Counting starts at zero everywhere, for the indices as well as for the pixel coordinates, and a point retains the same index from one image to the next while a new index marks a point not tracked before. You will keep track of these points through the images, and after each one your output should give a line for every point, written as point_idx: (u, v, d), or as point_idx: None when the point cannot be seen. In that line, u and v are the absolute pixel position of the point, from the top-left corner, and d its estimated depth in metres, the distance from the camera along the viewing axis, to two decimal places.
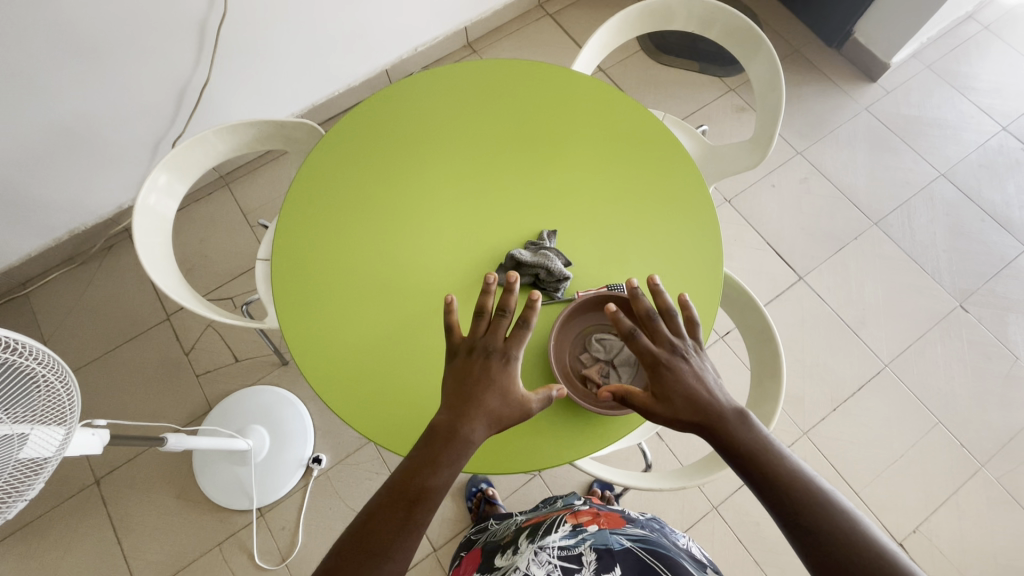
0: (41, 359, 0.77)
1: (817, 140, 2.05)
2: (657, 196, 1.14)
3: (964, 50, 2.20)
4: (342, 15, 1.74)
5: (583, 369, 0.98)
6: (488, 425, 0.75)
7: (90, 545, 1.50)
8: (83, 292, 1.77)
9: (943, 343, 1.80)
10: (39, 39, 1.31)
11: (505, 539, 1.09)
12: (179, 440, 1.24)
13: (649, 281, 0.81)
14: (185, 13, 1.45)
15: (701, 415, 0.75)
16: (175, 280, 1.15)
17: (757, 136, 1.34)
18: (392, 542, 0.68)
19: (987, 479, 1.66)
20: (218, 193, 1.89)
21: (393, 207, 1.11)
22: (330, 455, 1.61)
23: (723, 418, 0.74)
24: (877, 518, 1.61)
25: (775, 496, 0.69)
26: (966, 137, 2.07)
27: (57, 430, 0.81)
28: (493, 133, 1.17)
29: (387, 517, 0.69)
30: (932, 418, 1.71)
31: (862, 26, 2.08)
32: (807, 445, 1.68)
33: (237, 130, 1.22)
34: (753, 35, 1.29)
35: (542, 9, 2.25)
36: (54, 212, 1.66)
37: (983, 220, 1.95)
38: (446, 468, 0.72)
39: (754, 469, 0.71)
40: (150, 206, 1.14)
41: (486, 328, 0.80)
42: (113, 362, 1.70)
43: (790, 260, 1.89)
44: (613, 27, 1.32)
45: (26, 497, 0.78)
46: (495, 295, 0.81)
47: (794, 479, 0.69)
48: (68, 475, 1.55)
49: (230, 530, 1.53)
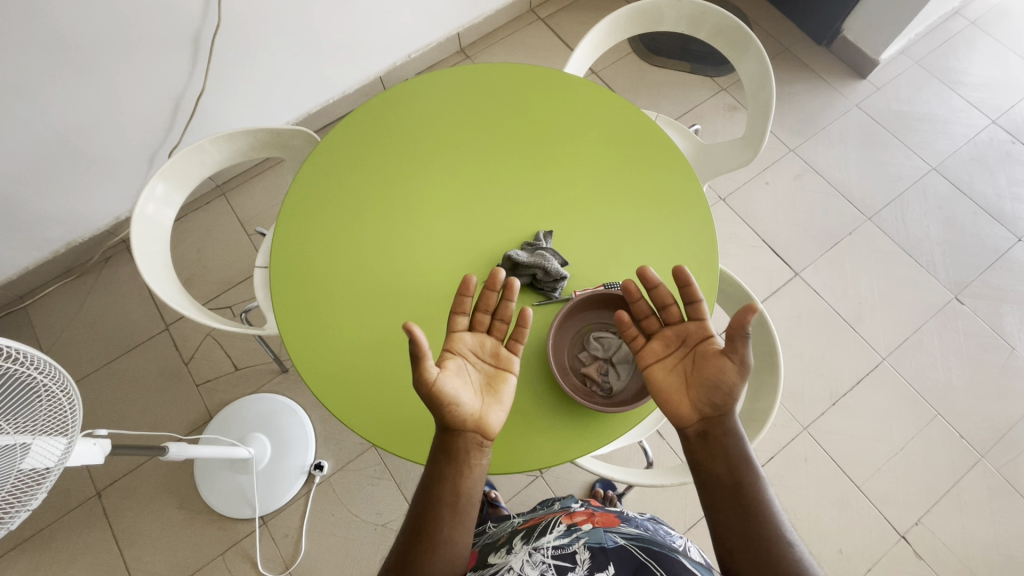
0: (42, 369, 0.77)
1: (809, 137, 2.07)
2: (652, 195, 1.15)
3: (953, 45, 2.23)
4: (337, 24, 1.75)
5: (582, 366, 1.00)
6: (442, 407, 0.80)
7: (92, 557, 1.50)
8: (81, 305, 1.77)
9: (940, 335, 1.81)
10: (34, 51, 1.32)
11: (501, 540, 1.09)
12: (180, 449, 1.23)
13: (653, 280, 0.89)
14: (181, 25, 1.47)
15: (720, 412, 0.80)
16: (174, 289, 1.15)
17: (748, 135, 1.35)
18: (425, 561, 0.74)
19: (987, 471, 1.66)
20: (216, 202, 1.90)
21: (390, 209, 1.11)
22: (332, 462, 1.61)
23: (733, 426, 0.80)
24: (878, 511, 1.61)
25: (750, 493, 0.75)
26: (956, 132, 2.09)
27: (59, 440, 0.82)
28: (487, 134, 1.18)
29: (415, 541, 0.75)
30: (931, 409, 1.72)
31: (850, 24, 2.11)
32: (807, 440, 1.68)
33: (233, 139, 1.22)
34: (742, 34, 1.31)
35: (534, 14, 2.27)
36: (52, 225, 1.67)
37: (976, 213, 1.97)
38: (465, 473, 0.79)
39: (739, 487, 0.75)
40: (148, 215, 1.14)
41: (471, 324, 0.90)
42: (112, 374, 1.69)
43: (786, 256, 1.90)
44: (604, 28, 1.33)
45: (29, 507, 0.78)
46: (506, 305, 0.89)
47: (774, 511, 0.74)
48: (70, 488, 1.54)
49: (233, 539, 1.53)
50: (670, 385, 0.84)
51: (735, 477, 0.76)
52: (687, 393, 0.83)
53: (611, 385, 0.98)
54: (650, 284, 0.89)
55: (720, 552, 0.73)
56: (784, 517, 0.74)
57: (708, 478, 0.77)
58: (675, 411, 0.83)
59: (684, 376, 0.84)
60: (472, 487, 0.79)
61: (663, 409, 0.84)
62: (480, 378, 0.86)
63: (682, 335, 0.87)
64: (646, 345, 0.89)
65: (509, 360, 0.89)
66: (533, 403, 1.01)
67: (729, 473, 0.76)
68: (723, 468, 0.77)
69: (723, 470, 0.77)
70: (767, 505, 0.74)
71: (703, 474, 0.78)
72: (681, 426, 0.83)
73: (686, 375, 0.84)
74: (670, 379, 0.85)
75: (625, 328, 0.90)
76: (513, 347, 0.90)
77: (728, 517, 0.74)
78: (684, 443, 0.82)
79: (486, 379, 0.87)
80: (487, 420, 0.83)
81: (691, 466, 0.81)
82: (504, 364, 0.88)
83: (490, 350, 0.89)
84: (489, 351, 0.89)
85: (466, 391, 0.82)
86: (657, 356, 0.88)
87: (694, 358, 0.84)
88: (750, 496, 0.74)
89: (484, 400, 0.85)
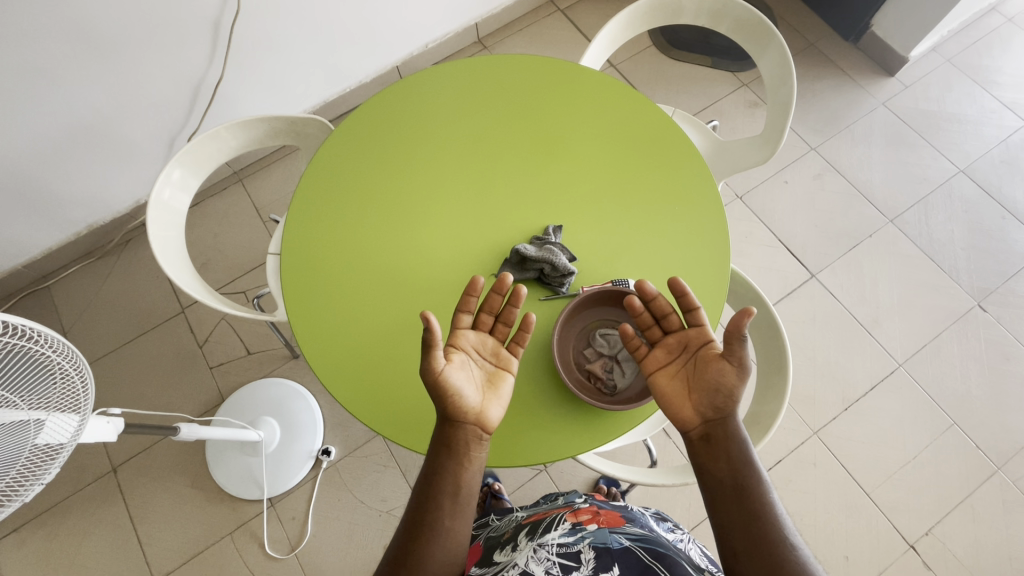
0: (55, 348, 0.78)
1: (832, 136, 2.02)
2: (662, 192, 1.13)
3: (987, 43, 2.15)
4: (354, 13, 1.75)
5: (586, 363, 1.00)
6: (447, 400, 0.81)
7: (107, 531, 1.54)
8: (101, 286, 1.81)
9: (959, 342, 1.76)
10: (57, 36, 1.35)
11: (505, 535, 1.09)
12: (190, 430, 1.26)
13: (651, 288, 0.89)
14: (199, 11, 1.48)
15: (721, 414, 0.80)
16: (187, 273, 1.17)
17: (767, 132, 1.32)
18: (425, 551, 0.75)
19: (1003, 482, 1.62)
20: (232, 188, 1.92)
21: (397, 200, 1.12)
22: (339, 448, 1.63)
23: (735, 428, 0.79)
24: (888, 520, 1.59)
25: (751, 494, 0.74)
26: (986, 133, 2.02)
27: (71, 418, 0.83)
28: (498, 128, 1.17)
29: (416, 532, 0.76)
30: (947, 418, 1.68)
31: (879, 20, 2.04)
32: (817, 445, 1.66)
33: (248, 126, 1.23)
34: (763, 28, 1.27)
35: (554, 5, 2.24)
36: (75, 206, 1.71)
37: (1003, 218, 1.91)
38: (465, 465, 0.80)
39: (740, 488, 0.75)
40: (165, 200, 1.16)
41: (474, 322, 0.91)
42: (130, 354, 1.73)
43: (803, 257, 1.86)
44: (622, 21, 1.31)
45: (42, 481, 0.80)
46: (514, 308, 0.90)
47: (776, 512, 0.73)
48: (87, 463, 1.59)
49: (241, 519, 1.56)
50: (673, 391, 0.84)
51: (736, 479, 0.76)
52: (689, 397, 0.82)
53: (616, 383, 0.98)
54: (648, 296, 0.89)
55: (724, 553, 0.73)
56: (786, 517, 0.73)
57: (710, 480, 0.77)
58: (678, 417, 0.82)
59: (686, 382, 0.84)
60: (472, 479, 0.80)
61: (666, 414, 0.84)
62: (481, 375, 0.87)
63: (683, 342, 0.87)
64: (649, 352, 0.88)
65: (508, 361, 0.90)
66: (535, 401, 1.01)
67: (731, 474, 0.76)
68: (725, 470, 0.77)
69: (724, 472, 0.76)
70: (768, 506, 0.74)
71: (707, 477, 0.78)
72: (684, 430, 0.82)
73: (688, 381, 0.84)
74: (674, 385, 0.84)
75: (627, 338, 0.89)
76: (513, 350, 0.90)
77: (730, 519, 0.73)
78: (688, 446, 0.81)
79: (486, 376, 0.87)
80: (487, 415, 0.84)
81: (696, 469, 0.80)
82: (504, 364, 0.89)
83: (490, 349, 0.90)
84: (490, 350, 0.90)
85: (470, 387, 0.83)
86: (660, 363, 0.87)
87: (695, 363, 0.84)
88: (752, 497, 0.74)
89: (485, 395, 0.85)
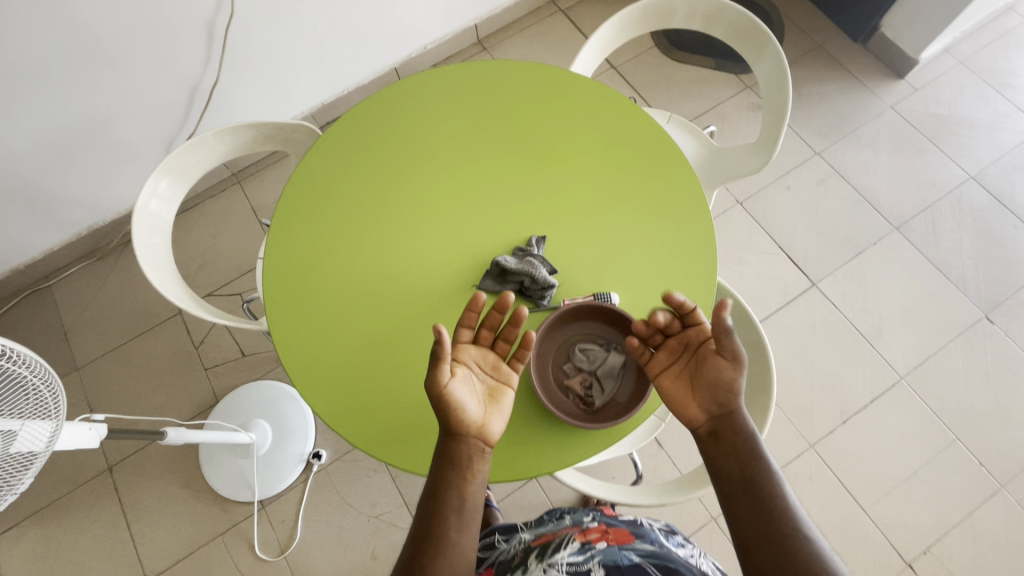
0: (29, 366, 0.80)
1: (838, 140, 1.97)
2: (650, 203, 1.11)
3: (1003, 44, 2.07)
4: (349, 16, 1.74)
5: (565, 379, 0.99)
6: (449, 413, 0.80)
7: (101, 530, 1.56)
8: (100, 286, 1.83)
9: (964, 354, 1.71)
10: (53, 41, 1.36)
11: (514, 560, 1.06)
12: (178, 434, 1.26)
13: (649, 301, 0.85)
14: (193, 14, 1.48)
15: (727, 409, 0.78)
16: (174, 281, 1.17)
17: (762, 139, 1.28)
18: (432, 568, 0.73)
19: (1007, 501, 1.57)
20: (230, 190, 1.93)
21: (383, 210, 1.11)
22: (330, 451, 1.64)
23: (742, 421, 0.78)
24: (884, 536, 1.55)
25: (762, 485, 0.73)
26: (1000, 138, 1.95)
27: (46, 426, 0.84)
28: (485, 136, 1.15)
29: (422, 549, 0.74)
30: (949, 433, 1.64)
31: (888, 21, 1.98)
32: (813, 458, 1.62)
33: (236, 132, 1.23)
34: (759, 33, 1.23)
35: (555, 5, 2.21)
36: (74, 208, 1.73)
37: (1015, 227, 1.85)
38: (468, 479, 0.79)
39: (749, 481, 0.73)
40: (151, 209, 1.16)
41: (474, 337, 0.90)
42: (127, 355, 1.75)
43: (803, 265, 1.82)
44: (615, 25, 1.28)
45: (15, 491, 0.82)
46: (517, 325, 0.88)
47: (789, 504, 0.71)
48: (82, 463, 1.61)
49: (233, 521, 1.57)
50: (677, 391, 0.82)
51: (746, 474, 0.74)
52: (693, 396, 0.81)
53: (594, 400, 0.96)
54: None
55: (739, 552, 0.71)
56: (799, 508, 0.71)
57: (720, 476, 0.75)
58: (684, 416, 0.81)
59: (690, 381, 0.82)
60: (477, 493, 0.79)
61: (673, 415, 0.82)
62: (482, 389, 0.86)
63: (684, 342, 0.84)
64: (651, 356, 0.86)
65: (509, 375, 0.88)
66: (514, 416, 0.99)
67: (740, 468, 0.74)
68: (734, 465, 0.75)
69: (734, 467, 0.75)
70: (780, 498, 0.72)
71: (718, 474, 0.76)
72: (693, 428, 0.81)
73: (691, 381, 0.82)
74: (677, 386, 0.83)
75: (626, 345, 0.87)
76: (513, 364, 0.90)
77: (743, 515, 0.71)
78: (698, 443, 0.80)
79: (488, 390, 0.86)
80: (488, 428, 0.83)
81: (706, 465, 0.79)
82: (505, 378, 0.88)
83: (491, 363, 0.89)
84: (491, 364, 0.89)
85: (472, 400, 0.82)
86: (662, 365, 0.85)
87: (697, 363, 0.82)
88: (762, 492, 0.72)
89: (486, 409, 0.84)
